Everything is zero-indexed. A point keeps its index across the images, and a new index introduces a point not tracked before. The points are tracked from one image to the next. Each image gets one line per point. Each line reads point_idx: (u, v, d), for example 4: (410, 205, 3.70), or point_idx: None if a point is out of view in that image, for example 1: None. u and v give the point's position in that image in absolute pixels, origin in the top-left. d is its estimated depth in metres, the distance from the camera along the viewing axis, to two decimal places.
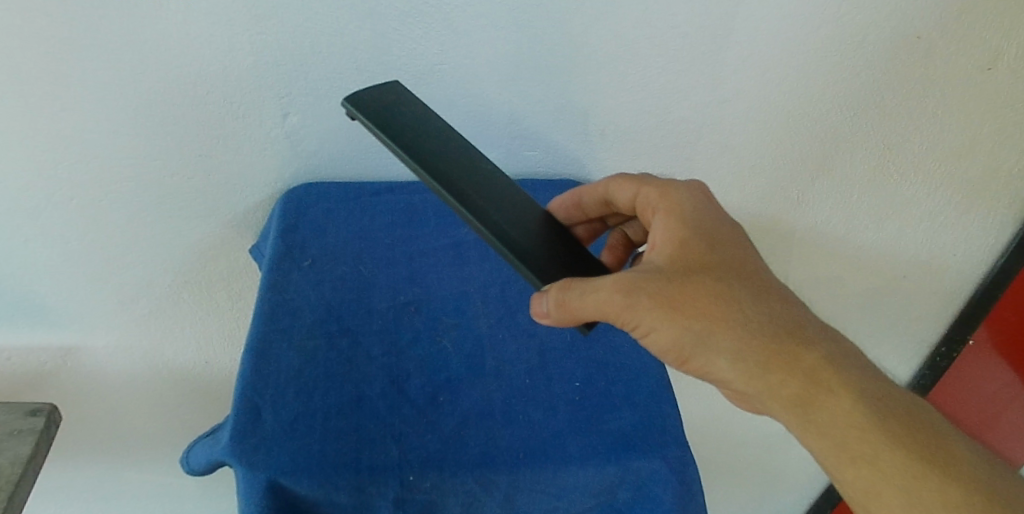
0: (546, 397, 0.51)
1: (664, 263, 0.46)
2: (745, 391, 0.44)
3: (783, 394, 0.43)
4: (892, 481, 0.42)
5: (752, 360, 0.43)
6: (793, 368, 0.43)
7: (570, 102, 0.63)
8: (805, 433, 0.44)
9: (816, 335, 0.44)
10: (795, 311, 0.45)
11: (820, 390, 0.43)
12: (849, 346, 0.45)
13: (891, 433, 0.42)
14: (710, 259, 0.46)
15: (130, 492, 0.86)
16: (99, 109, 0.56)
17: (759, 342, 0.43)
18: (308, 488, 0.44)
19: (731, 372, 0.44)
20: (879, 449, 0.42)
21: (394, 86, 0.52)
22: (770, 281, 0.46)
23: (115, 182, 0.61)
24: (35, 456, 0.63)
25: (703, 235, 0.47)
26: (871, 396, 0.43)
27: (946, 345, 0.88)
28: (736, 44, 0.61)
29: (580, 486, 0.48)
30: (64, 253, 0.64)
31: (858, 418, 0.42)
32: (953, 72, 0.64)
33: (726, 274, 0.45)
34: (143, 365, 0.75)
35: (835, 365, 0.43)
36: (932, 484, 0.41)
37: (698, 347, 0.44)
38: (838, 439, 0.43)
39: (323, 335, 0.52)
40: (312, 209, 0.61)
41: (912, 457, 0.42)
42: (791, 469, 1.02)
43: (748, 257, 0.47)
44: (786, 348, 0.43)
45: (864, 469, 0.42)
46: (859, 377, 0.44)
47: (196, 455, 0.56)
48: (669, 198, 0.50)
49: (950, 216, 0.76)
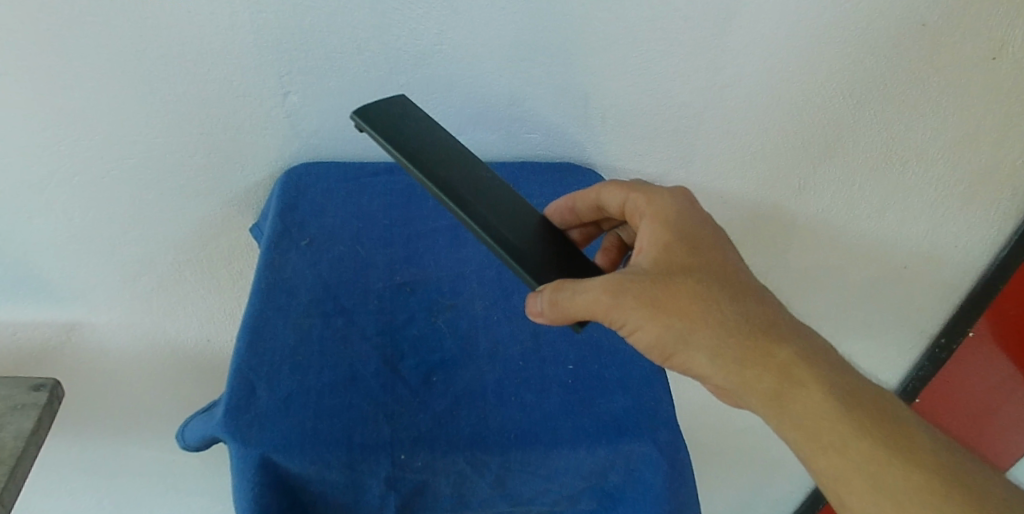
0: (539, 378, 0.52)
1: (648, 266, 0.46)
2: (725, 386, 0.44)
3: (759, 388, 0.43)
4: (860, 469, 0.42)
5: (730, 357, 0.43)
6: (767, 363, 0.43)
7: (572, 84, 0.63)
8: (781, 426, 0.44)
9: (791, 333, 0.44)
10: (772, 310, 0.45)
11: (792, 385, 0.43)
12: (823, 343, 0.45)
13: (861, 423, 0.43)
14: (692, 261, 0.46)
15: (132, 467, 0.87)
16: (101, 86, 0.56)
17: (737, 340, 0.43)
18: (300, 465, 0.45)
19: (711, 368, 0.44)
20: (848, 439, 0.42)
21: (401, 98, 0.52)
22: (750, 284, 0.46)
23: (117, 159, 0.61)
24: (38, 430, 0.64)
25: (686, 238, 0.47)
26: (841, 390, 0.43)
27: (945, 336, 0.87)
28: (739, 30, 0.60)
29: (572, 468, 0.49)
30: (69, 230, 0.65)
31: (828, 410, 0.43)
32: (959, 60, 0.63)
33: (707, 276, 0.45)
34: (146, 342, 0.76)
35: (808, 360, 0.44)
36: (897, 470, 0.42)
37: (680, 345, 0.44)
38: (808, 428, 0.43)
39: (319, 314, 0.52)
40: (312, 190, 0.61)
41: (879, 447, 0.43)
42: (789, 458, 1.02)
43: (730, 261, 0.47)
44: (762, 346, 0.43)
45: (835, 458, 0.42)
46: (831, 372, 0.44)
47: (191, 430, 0.56)
48: (654, 203, 0.49)
49: (953, 206, 0.76)
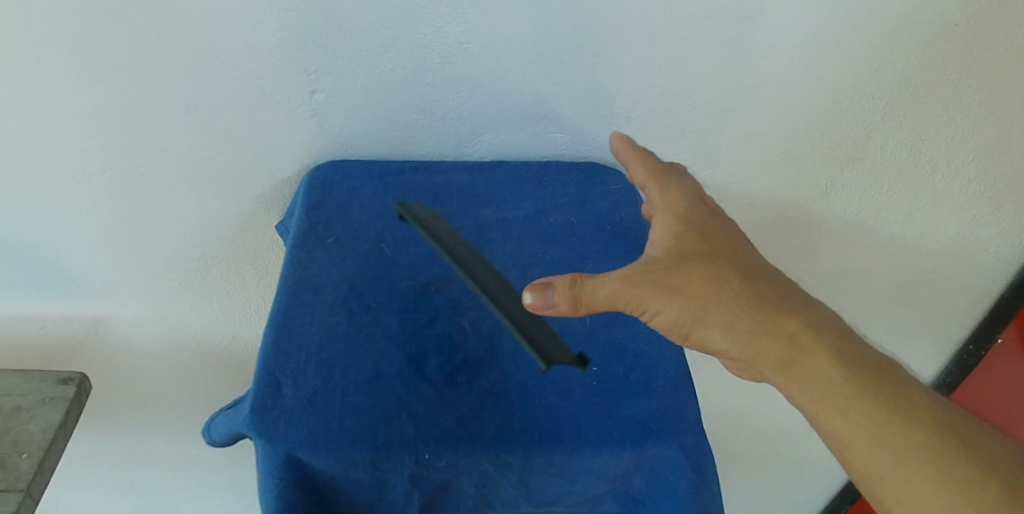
0: (562, 379, 0.51)
1: (660, 254, 0.48)
2: (740, 359, 0.48)
3: (771, 358, 0.47)
4: (864, 428, 0.46)
5: (743, 331, 0.47)
6: (777, 335, 0.47)
7: (598, 83, 0.62)
8: (792, 394, 0.48)
9: (797, 307, 0.48)
10: (779, 289, 0.49)
11: (801, 352, 0.47)
12: (826, 313, 0.49)
13: (864, 385, 0.47)
14: (703, 247, 0.49)
15: (157, 462, 0.88)
16: (130, 83, 0.57)
17: (748, 315, 0.47)
18: (325, 462, 0.45)
19: (727, 343, 0.47)
20: (853, 401, 0.46)
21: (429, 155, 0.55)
22: (757, 265, 0.50)
23: (146, 156, 0.61)
24: (65, 423, 0.65)
25: (696, 227, 0.50)
26: (845, 355, 0.47)
27: (973, 343, 0.86)
28: (767, 29, 0.59)
29: (596, 471, 0.49)
30: (98, 226, 0.66)
31: (834, 375, 0.47)
32: (992, 61, 0.62)
33: (715, 259, 0.48)
34: (172, 338, 0.77)
35: (814, 330, 0.47)
36: (896, 428, 0.47)
37: (698, 323, 0.46)
38: (816, 393, 0.47)
39: (344, 312, 0.52)
40: (337, 188, 0.61)
41: (882, 408, 0.47)
42: (813, 464, 1.00)
43: (739, 245, 0.50)
44: (771, 320, 0.47)
45: (840, 419, 0.47)
46: (836, 339, 0.48)
47: (217, 426, 0.57)
48: (667, 196, 0.52)
49: (984, 210, 0.74)
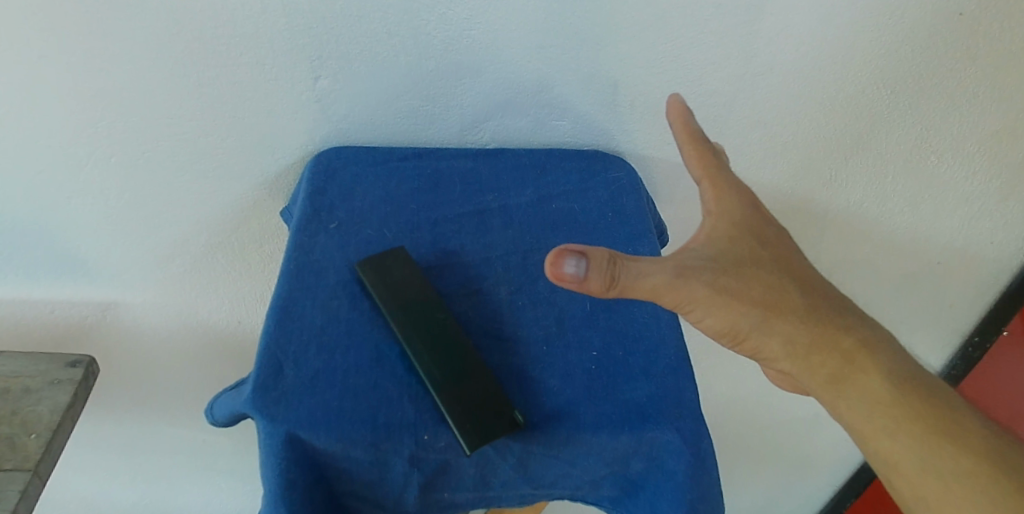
0: (562, 363, 0.52)
1: (713, 255, 0.48)
2: (789, 371, 0.50)
3: (822, 372, 0.49)
4: (910, 449, 0.48)
5: (800, 344, 0.49)
6: (832, 350, 0.50)
7: (602, 70, 0.62)
8: (839, 408, 0.50)
9: (854, 324, 0.51)
10: (835, 304, 0.51)
11: (854, 370, 0.49)
12: (882, 332, 0.52)
13: (914, 407, 0.49)
14: (761, 255, 0.50)
15: (165, 446, 0.89)
16: (137, 68, 0.57)
17: (806, 328, 0.49)
18: (326, 441, 0.46)
19: (781, 354, 0.49)
20: (902, 422, 0.49)
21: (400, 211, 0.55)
22: (814, 279, 0.51)
23: (152, 141, 0.62)
24: (73, 405, 0.66)
25: (753, 233, 0.50)
26: (896, 376, 0.50)
27: (978, 335, 0.85)
28: (770, 17, 0.59)
29: (594, 453, 0.49)
30: (105, 211, 0.66)
31: (884, 394, 0.49)
32: (998, 51, 0.62)
33: (774, 269, 0.50)
34: (178, 323, 0.77)
35: (869, 348, 0.50)
36: (944, 450, 0.48)
37: (753, 332, 0.48)
38: (864, 410, 0.49)
39: (346, 295, 0.53)
40: (341, 174, 0.61)
41: (931, 430, 0.49)
42: (815, 455, 1.01)
43: (796, 257, 0.52)
44: (828, 336, 0.50)
45: (886, 438, 0.49)
46: (889, 359, 0.50)
47: (219, 407, 0.58)
48: (723, 197, 0.51)
49: (989, 201, 0.74)
